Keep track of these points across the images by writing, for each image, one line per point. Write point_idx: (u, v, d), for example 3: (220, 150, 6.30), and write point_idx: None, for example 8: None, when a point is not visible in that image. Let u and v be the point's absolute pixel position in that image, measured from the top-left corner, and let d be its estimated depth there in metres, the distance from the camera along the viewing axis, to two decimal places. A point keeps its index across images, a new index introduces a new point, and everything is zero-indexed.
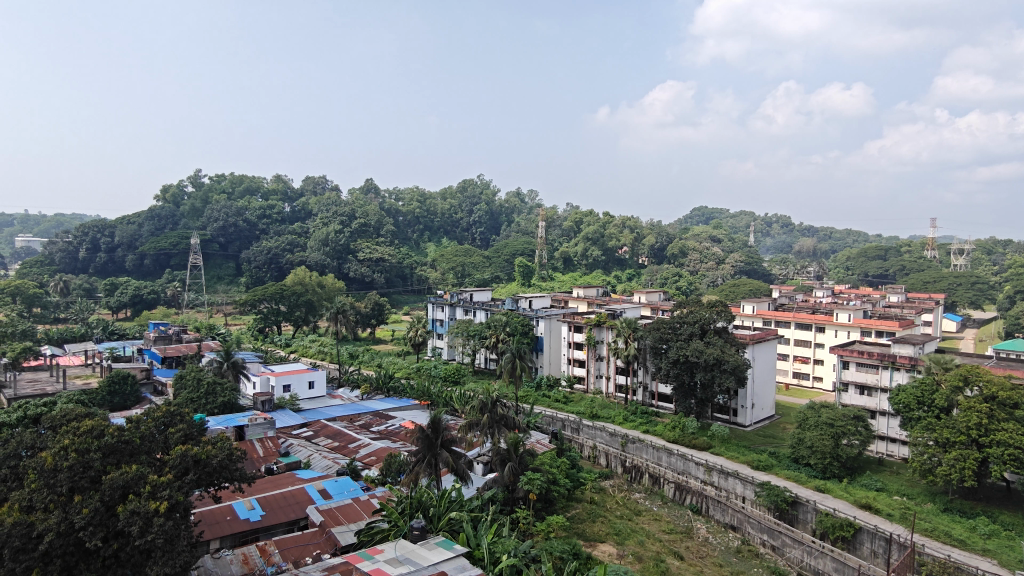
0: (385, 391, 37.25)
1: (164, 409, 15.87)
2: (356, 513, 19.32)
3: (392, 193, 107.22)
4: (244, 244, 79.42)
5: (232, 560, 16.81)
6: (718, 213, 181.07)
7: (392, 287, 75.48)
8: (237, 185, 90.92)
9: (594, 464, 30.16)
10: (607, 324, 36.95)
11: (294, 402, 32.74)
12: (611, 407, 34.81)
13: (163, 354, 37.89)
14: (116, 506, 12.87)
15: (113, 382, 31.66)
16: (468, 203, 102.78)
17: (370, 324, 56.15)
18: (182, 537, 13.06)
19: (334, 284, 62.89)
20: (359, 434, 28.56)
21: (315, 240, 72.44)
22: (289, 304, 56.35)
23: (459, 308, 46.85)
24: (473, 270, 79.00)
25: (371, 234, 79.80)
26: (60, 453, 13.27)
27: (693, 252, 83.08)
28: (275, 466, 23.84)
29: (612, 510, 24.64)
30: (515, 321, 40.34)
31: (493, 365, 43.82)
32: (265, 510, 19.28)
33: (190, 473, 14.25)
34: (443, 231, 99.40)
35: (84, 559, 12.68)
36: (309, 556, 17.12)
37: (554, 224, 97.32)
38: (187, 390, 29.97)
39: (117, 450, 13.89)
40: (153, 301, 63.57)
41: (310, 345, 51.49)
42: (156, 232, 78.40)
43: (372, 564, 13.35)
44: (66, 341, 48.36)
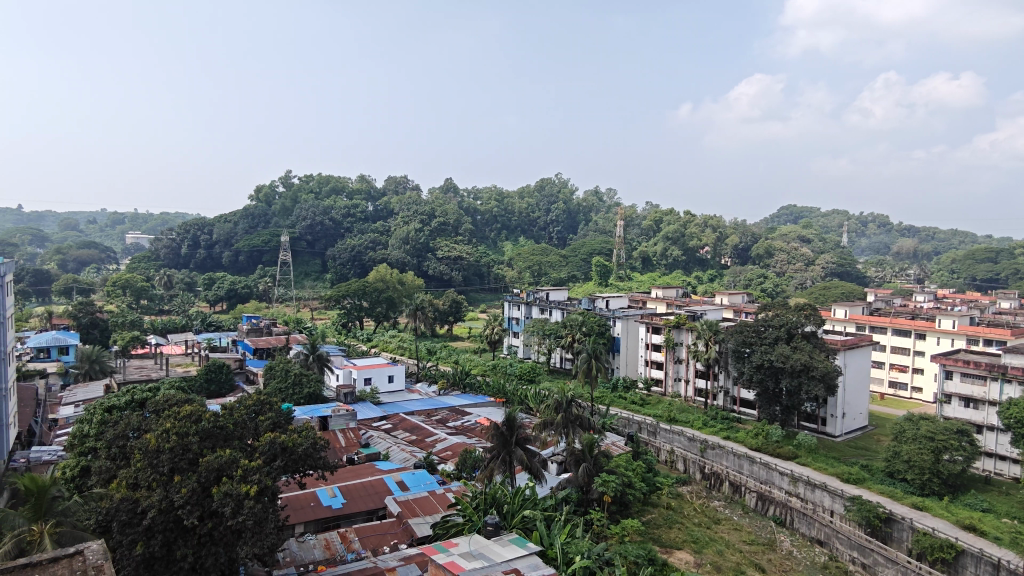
0: (461, 387, 37.76)
1: (256, 397, 16.68)
2: (431, 506, 19.68)
3: (471, 192, 108.77)
4: (330, 241, 82.59)
5: (315, 544, 17.49)
6: (808, 212, 173.00)
7: (470, 285, 76.47)
8: (324, 185, 94.68)
9: (671, 469, 29.42)
10: (687, 325, 36.07)
11: (374, 395, 33.74)
12: (689, 412, 33.92)
13: (255, 346, 39.97)
14: (211, 488, 13.61)
15: (210, 370, 33.67)
16: (546, 203, 102.95)
17: (448, 321, 57.17)
18: (270, 520, 13.70)
19: (414, 281, 64.44)
20: (436, 428, 29.09)
21: (397, 239, 74.59)
22: (370, 300, 58.19)
23: (535, 307, 46.96)
24: (550, 269, 78.96)
25: (450, 232, 81.20)
26: (162, 435, 14.20)
27: (780, 253, 79.68)
28: (356, 457, 24.69)
29: (689, 517, 23.97)
30: (591, 321, 40.04)
31: (569, 365, 43.66)
32: (346, 498, 19.96)
33: (278, 459, 14.97)
34: (521, 230, 99.68)
35: (182, 536, 13.47)
36: (387, 545, 17.59)
37: (633, 224, 95.75)
38: (276, 380, 31.49)
39: (213, 435, 14.72)
40: (246, 295, 67.28)
41: (390, 340, 53.03)
42: (250, 229, 82.75)
43: (447, 557, 13.51)
44: (169, 331, 51.89)
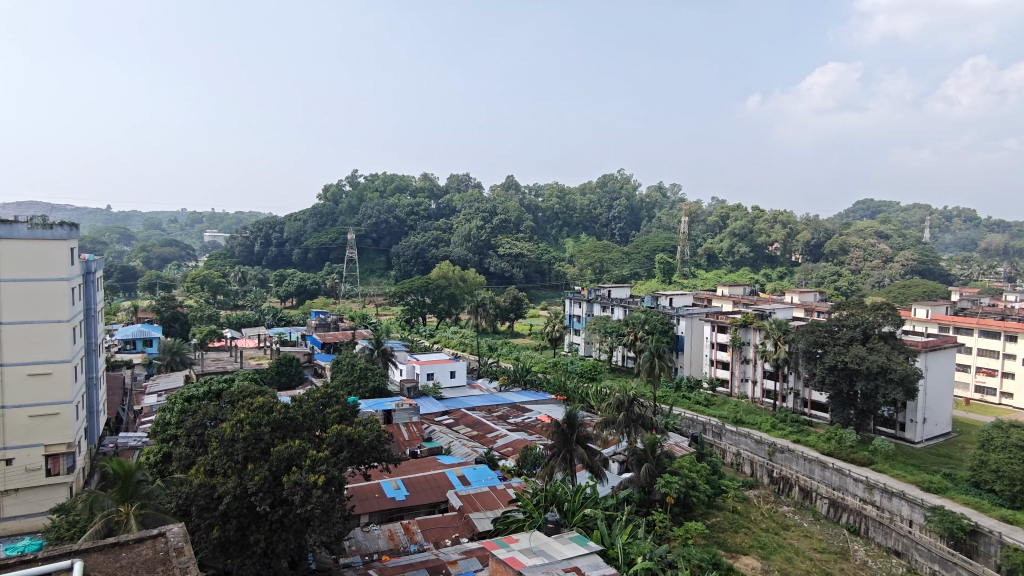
0: (522, 384, 37.85)
1: (323, 390, 17.21)
2: (493, 501, 19.83)
3: (532, 189, 108.80)
4: (394, 239, 84.32)
5: (380, 535, 17.92)
6: (886, 207, 164.74)
7: (531, 282, 76.56)
8: (389, 183, 96.80)
9: (737, 472, 28.63)
10: (754, 324, 35.02)
11: (437, 390, 34.26)
12: (757, 414, 32.87)
13: (323, 340, 41.29)
14: (281, 476, 14.10)
15: (281, 363, 34.98)
16: (608, 199, 101.87)
17: (509, 318, 57.42)
18: (337, 509, 14.12)
19: (476, 278, 65.00)
20: (497, 424, 29.27)
21: (459, 236, 75.70)
22: (433, 297, 59.03)
23: (597, 305, 46.60)
24: (612, 266, 78.05)
25: (512, 230, 81.44)
26: (237, 425, 14.78)
27: (855, 249, 76.07)
28: (419, 450, 25.17)
29: (757, 522, 23.26)
30: (654, 319, 39.38)
31: (631, 363, 43.09)
32: (409, 490, 20.35)
33: (344, 451, 15.40)
34: (583, 226, 98.98)
35: (255, 522, 14.02)
36: (449, 538, 17.82)
37: (698, 220, 93.55)
38: (343, 374, 32.43)
39: (284, 425, 15.26)
40: (315, 291, 69.49)
41: (452, 336, 53.71)
42: (318, 227, 85.44)
43: (507, 553, 13.58)
44: (244, 326, 54.19)
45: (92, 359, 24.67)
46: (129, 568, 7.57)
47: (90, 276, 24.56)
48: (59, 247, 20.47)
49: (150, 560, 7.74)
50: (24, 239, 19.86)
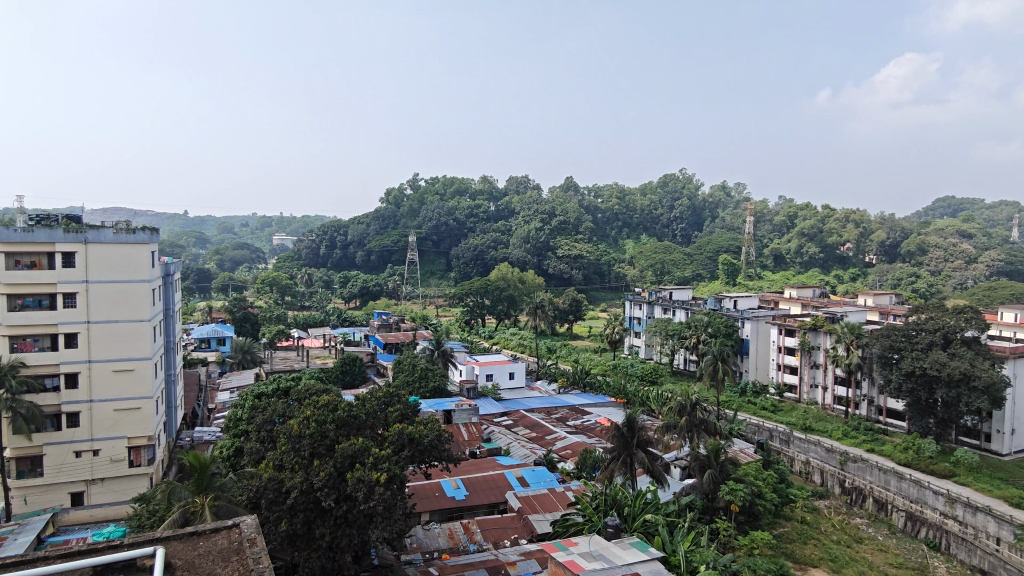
0: (582, 386, 37.62)
1: (385, 389, 17.54)
2: (552, 503, 19.77)
3: (592, 190, 108.09)
4: (454, 241, 85.39)
5: (440, 533, 18.13)
6: (970, 204, 155.50)
7: (591, 284, 76.02)
8: (449, 186, 98.21)
9: (806, 481, 27.60)
10: (825, 328, 33.70)
11: (496, 392, 34.45)
12: (827, 421, 31.60)
13: (385, 341, 42.17)
14: (346, 473, 14.45)
15: (345, 362, 35.94)
16: (669, 199, 100.12)
17: (568, 320, 57.19)
18: (398, 507, 14.38)
19: (534, 280, 65.02)
20: (556, 426, 29.18)
21: (518, 237, 76.08)
22: (492, 298, 59.39)
23: (658, 307, 45.85)
24: (673, 267, 76.48)
25: (571, 231, 81.12)
26: (303, 422, 15.26)
27: (935, 249, 72.00)
28: (478, 451, 25.39)
29: (827, 534, 22.33)
30: (717, 322, 38.52)
31: (693, 366, 42.19)
32: (469, 490, 20.53)
33: (405, 450, 15.65)
34: (643, 227, 97.68)
35: (321, 516, 14.42)
36: (508, 539, 17.89)
37: (763, 220, 90.65)
38: (405, 374, 33.04)
39: (348, 423, 15.64)
40: (377, 293, 71.08)
41: (511, 338, 53.91)
42: (380, 230, 87.40)
43: (567, 556, 13.52)
44: (310, 326, 55.98)
45: (171, 357, 26.00)
46: (206, 556, 7.78)
47: (169, 277, 25.91)
48: (142, 251, 21.67)
49: (226, 550, 7.93)
50: (110, 243, 21.13)
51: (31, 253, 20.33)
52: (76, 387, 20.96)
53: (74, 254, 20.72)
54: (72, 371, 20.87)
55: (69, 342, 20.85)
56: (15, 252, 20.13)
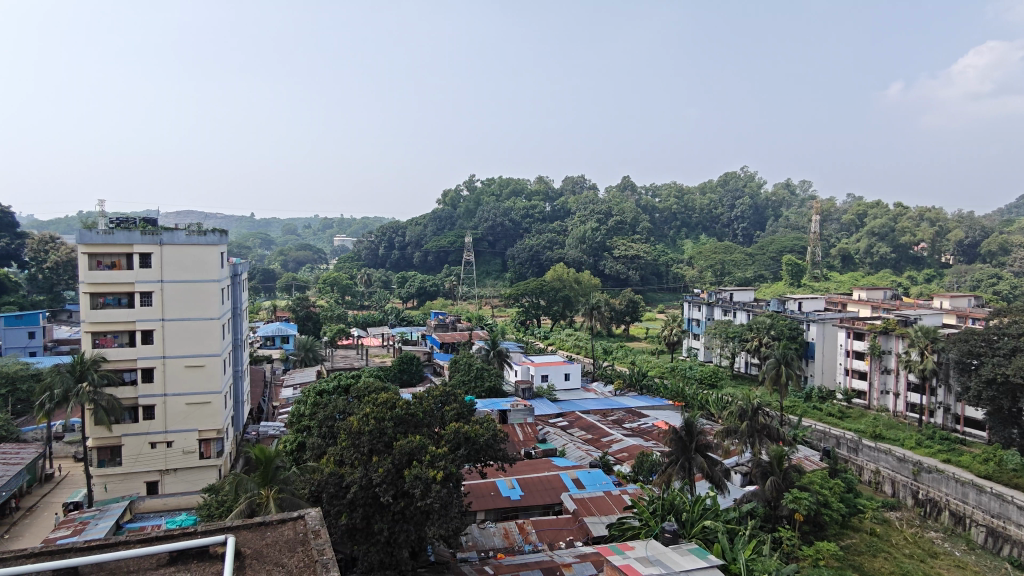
0: (638, 389, 37.12)
1: (441, 388, 17.74)
2: (608, 506, 19.57)
3: (649, 189, 106.62)
4: (510, 242, 85.76)
5: (495, 532, 18.23)
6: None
7: (648, 284, 74.95)
8: (505, 187, 98.78)
9: (876, 491, 26.44)
10: (897, 331, 32.20)
11: (551, 393, 34.41)
12: (899, 429, 30.15)
13: (442, 340, 42.70)
14: (403, 470, 14.70)
15: (403, 361, 36.61)
16: (730, 198, 97.81)
17: (624, 321, 56.51)
18: (454, 504, 14.49)
19: (591, 281, 64.56)
20: (612, 429, 28.88)
21: (574, 238, 75.85)
22: (548, 299, 59.31)
23: (717, 308, 44.82)
24: (733, 268, 74.45)
25: (628, 231, 80.19)
26: (363, 418, 15.60)
27: (1020, 249, 67.68)
28: (533, 451, 25.40)
29: (899, 547, 21.31)
30: (781, 324, 37.39)
31: (755, 370, 41.00)
32: (524, 490, 20.55)
33: (462, 448, 15.78)
34: (702, 227, 95.66)
35: (380, 512, 14.70)
36: (563, 541, 17.84)
37: (830, 219, 87.49)
38: (460, 373, 33.37)
39: (405, 421, 15.91)
40: (434, 293, 72.04)
41: (567, 339, 53.74)
42: (437, 231, 88.64)
43: (622, 560, 13.36)
44: (369, 325, 57.21)
45: (238, 354, 27.00)
46: (273, 546, 7.94)
47: (237, 277, 26.96)
48: (212, 252, 22.60)
49: (291, 541, 8.06)
50: (183, 244, 22.12)
51: (111, 254, 21.52)
52: (151, 381, 22.05)
53: (151, 255, 21.79)
54: (147, 366, 21.96)
55: (146, 339, 21.95)
56: (97, 253, 21.35)
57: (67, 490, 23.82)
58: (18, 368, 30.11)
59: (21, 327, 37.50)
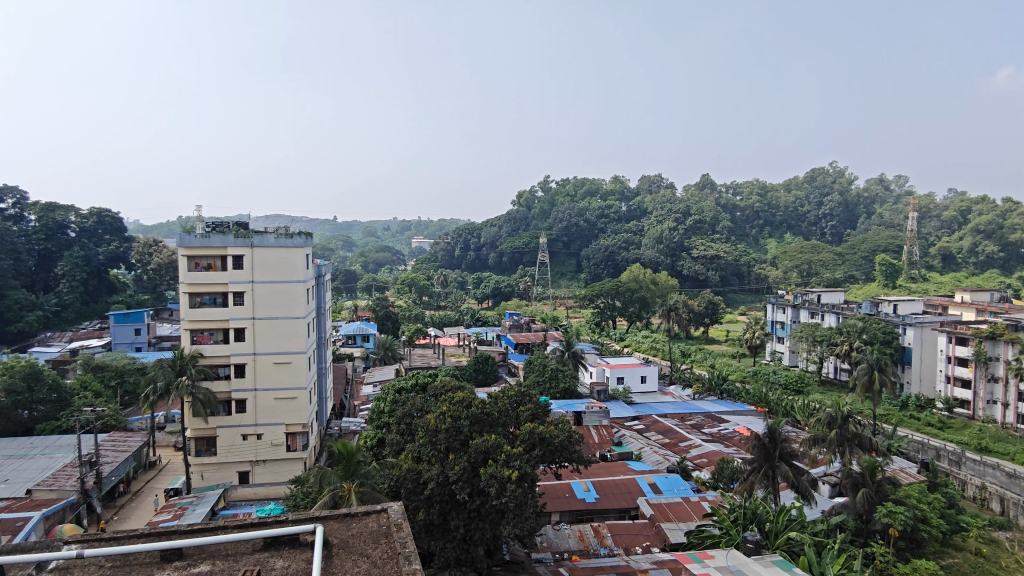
0: (718, 393, 36.02)
1: (517, 389, 17.82)
2: (686, 513, 19.06)
3: (730, 188, 103.48)
4: (585, 242, 85.24)
5: (570, 534, 18.17)
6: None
7: (728, 285, 72.73)
8: (580, 188, 98.37)
9: (982, 508, 24.57)
10: (1005, 337, 29.85)
11: (627, 395, 33.91)
12: (1008, 442, 27.86)
13: (517, 341, 42.91)
14: (479, 468, 14.86)
15: (478, 361, 37.03)
16: (817, 195, 93.49)
17: (703, 323, 54.99)
18: (529, 504, 14.48)
19: (668, 282, 63.19)
20: (690, 433, 28.14)
21: (651, 238, 74.76)
22: (623, 300, 58.49)
23: (804, 310, 42.93)
24: (821, 268, 70.85)
25: (707, 231, 78.07)
26: (440, 417, 15.87)
27: None
28: (609, 454, 25.12)
29: (1008, 571, 19.71)
30: (873, 327, 35.39)
31: (845, 376, 38.91)
32: (599, 493, 20.38)
33: (537, 449, 15.78)
34: (787, 225, 91.87)
35: (456, 509, 14.92)
36: (639, 546, 17.54)
37: (929, 216, 82.22)
38: (535, 374, 33.42)
39: (481, 420, 16.06)
40: (509, 293, 72.49)
41: (643, 341, 52.83)
42: (512, 232, 89.28)
43: (702, 569, 13.21)
44: (445, 325, 58.24)
45: (322, 351, 28.07)
46: (358, 536, 8.13)
47: (321, 278, 28.03)
48: (298, 254, 23.55)
49: (375, 533, 8.23)
50: (272, 247, 23.17)
51: (207, 256, 22.85)
52: (243, 376, 23.26)
53: (243, 257, 22.98)
54: (240, 362, 23.18)
55: (238, 336, 23.18)
56: (195, 255, 22.72)
57: (168, 477, 25.47)
58: (125, 362, 32.50)
59: (128, 325, 40.48)
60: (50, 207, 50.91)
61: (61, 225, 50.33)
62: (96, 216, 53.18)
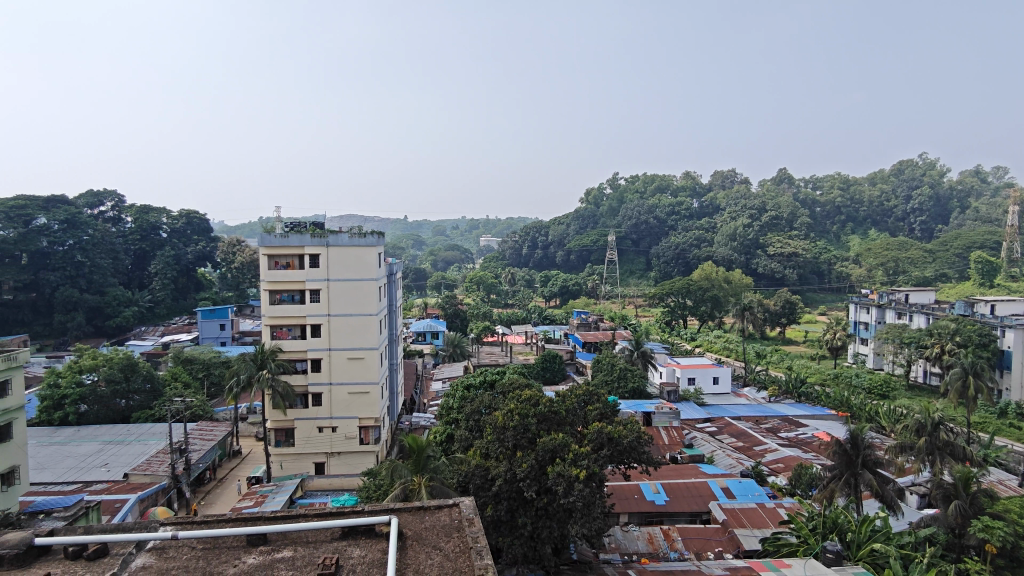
0: (796, 396, 34.67)
1: (585, 387, 17.73)
2: (761, 519, 18.40)
3: (809, 183, 99.36)
4: (654, 240, 83.83)
5: (639, 536, 17.93)
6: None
7: (807, 284, 69.88)
8: (650, 185, 96.83)
9: None
10: None
11: (699, 396, 33.10)
12: None
13: (585, 339, 42.66)
14: (547, 467, 14.86)
15: (546, 359, 37.07)
16: (906, 188, 88.46)
17: (780, 323, 52.95)
18: (598, 505, 14.31)
19: (742, 280, 61.26)
20: (766, 437, 27.19)
21: (724, 235, 72.94)
22: (695, 299, 57.19)
23: (889, 311, 40.82)
24: (910, 266, 66.92)
25: (784, 227, 75.36)
26: (508, 414, 15.97)
27: None
28: (679, 455, 24.62)
29: None
30: (968, 330, 33.25)
31: (936, 380, 36.63)
32: (670, 495, 19.98)
33: (605, 449, 15.60)
34: (871, 221, 87.36)
35: (524, 506, 14.95)
36: (711, 551, 17.10)
37: None
38: (603, 373, 33.15)
39: (549, 419, 16.04)
40: (577, 292, 72.19)
41: (715, 341, 51.44)
42: (580, 230, 88.81)
43: None
44: (513, 323, 58.58)
45: (394, 347, 28.76)
46: (431, 530, 8.24)
47: (393, 276, 28.73)
48: (371, 253, 24.15)
49: (447, 526, 8.31)
50: (347, 246, 23.90)
51: (287, 255, 23.81)
52: (319, 370, 24.11)
53: (319, 256, 23.81)
54: (317, 357, 24.05)
55: (315, 332, 24.06)
56: (275, 254, 23.70)
57: (250, 466, 26.73)
58: (212, 355, 34.35)
59: (214, 320, 42.75)
60: (145, 209, 54.48)
61: (155, 226, 53.78)
62: (185, 218, 56.56)
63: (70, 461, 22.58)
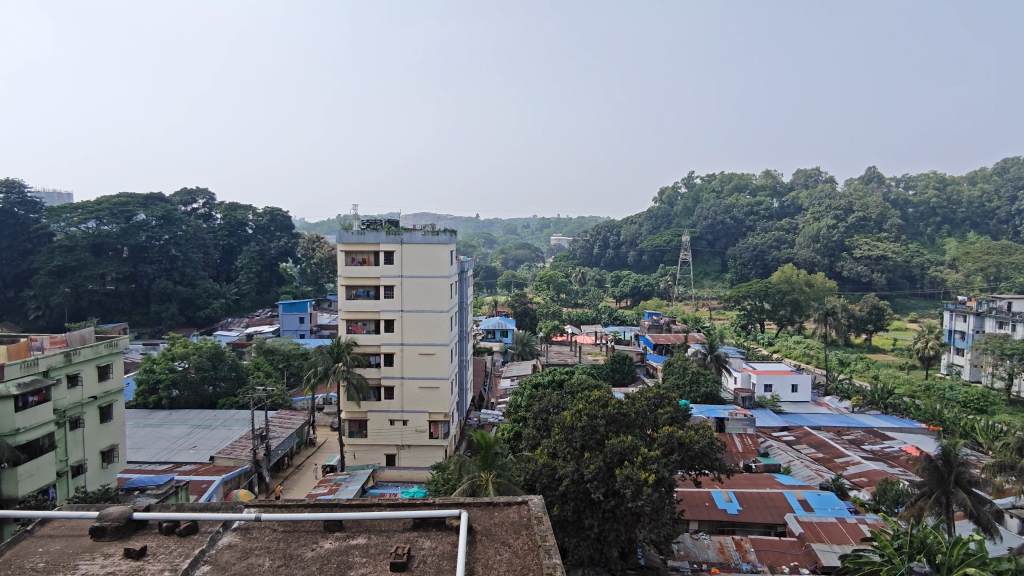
0: (882, 407, 32.80)
1: (656, 390, 17.37)
2: (841, 535, 17.51)
3: (901, 182, 94.08)
4: (731, 241, 81.36)
5: (709, 545, 17.45)
6: None
7: (896, 289, 66.04)
8: (727, 184, 94.15)
9: None
10: None
11: (775, 403, 31.84)
12: None
13: (656, 341, 41.89)
14: (615, 469, 14.63)
15: (615, 360, 36.62)
16: (1010, 188, 82.36)
17: (866, 330, 50.28)
18: (666, 510, 13.97)
19: (824, 284, 58.53)
20: (848, 449, 25.87)
21: (806, 236, 70.10)
22: (773, 302, 55.06)
23: (989, 319, 38.09)
24: (1014, 271, 62.15)
25: (872, 228, 71.55)
26: (576, 414, 15.86)
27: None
28: (753, 464, 23.81)
29: None
30: None
31: None
32: (743, 505, 19.34)
33: (675, 453, 15.24)
34: (970, 223, 81.74)
35: (590, 508, 14.87)
36: (786, 565, 16.43)
37: None
38: (675, 377, 32.45)
39: (617, 420, 15.77)
40: (648, 292, 70.91)
41: (795, 346, 49.35)
42: (653, 230, 87.23)
43: None
44: (583, 323, 58.18)
45: (464, 344, 29.10)
46: (500, 526, 8.23)
47: (464, 274, 29.09)
48: (443, 250, 24.51)
49: (516, 523, 8.28)
50: (420, 243, 24.37)
51: (363, 252, 24.54)
52: (392, 364, 24.73)
53: (393, 253, 24.40)
54: (390, 351, 24.67)
55: (388, 327, 24.68)
56: (352, 250, 24.46)
57: (325, 454, 27.69)
58: (291, 347, 35.79)
59: (294, 313, 44.58)
60: (233, 207, 57.46)
61: (241, 223, 56.69)
62: (269, 216, 59.16)
63: (163, 442, 24.07)
